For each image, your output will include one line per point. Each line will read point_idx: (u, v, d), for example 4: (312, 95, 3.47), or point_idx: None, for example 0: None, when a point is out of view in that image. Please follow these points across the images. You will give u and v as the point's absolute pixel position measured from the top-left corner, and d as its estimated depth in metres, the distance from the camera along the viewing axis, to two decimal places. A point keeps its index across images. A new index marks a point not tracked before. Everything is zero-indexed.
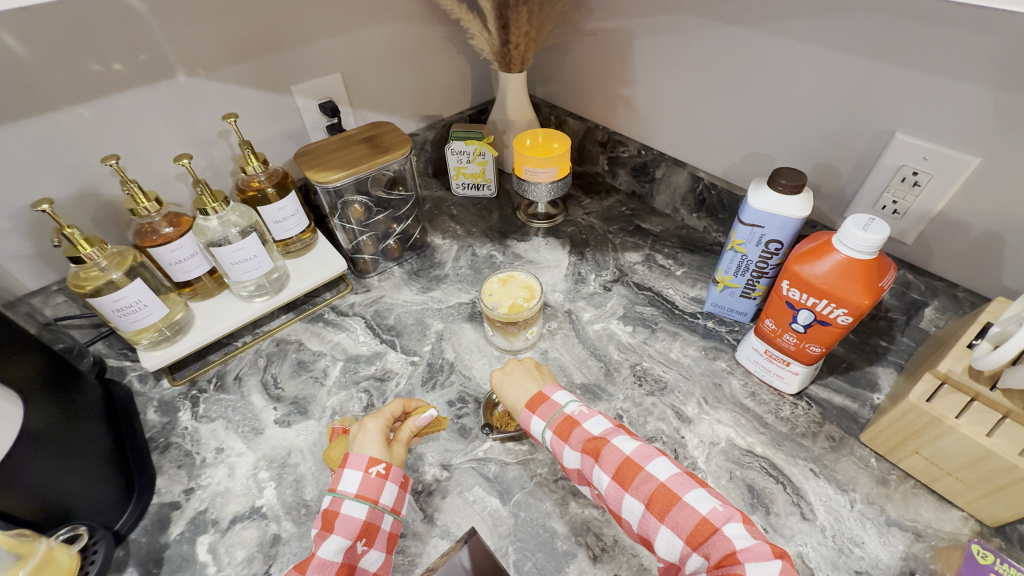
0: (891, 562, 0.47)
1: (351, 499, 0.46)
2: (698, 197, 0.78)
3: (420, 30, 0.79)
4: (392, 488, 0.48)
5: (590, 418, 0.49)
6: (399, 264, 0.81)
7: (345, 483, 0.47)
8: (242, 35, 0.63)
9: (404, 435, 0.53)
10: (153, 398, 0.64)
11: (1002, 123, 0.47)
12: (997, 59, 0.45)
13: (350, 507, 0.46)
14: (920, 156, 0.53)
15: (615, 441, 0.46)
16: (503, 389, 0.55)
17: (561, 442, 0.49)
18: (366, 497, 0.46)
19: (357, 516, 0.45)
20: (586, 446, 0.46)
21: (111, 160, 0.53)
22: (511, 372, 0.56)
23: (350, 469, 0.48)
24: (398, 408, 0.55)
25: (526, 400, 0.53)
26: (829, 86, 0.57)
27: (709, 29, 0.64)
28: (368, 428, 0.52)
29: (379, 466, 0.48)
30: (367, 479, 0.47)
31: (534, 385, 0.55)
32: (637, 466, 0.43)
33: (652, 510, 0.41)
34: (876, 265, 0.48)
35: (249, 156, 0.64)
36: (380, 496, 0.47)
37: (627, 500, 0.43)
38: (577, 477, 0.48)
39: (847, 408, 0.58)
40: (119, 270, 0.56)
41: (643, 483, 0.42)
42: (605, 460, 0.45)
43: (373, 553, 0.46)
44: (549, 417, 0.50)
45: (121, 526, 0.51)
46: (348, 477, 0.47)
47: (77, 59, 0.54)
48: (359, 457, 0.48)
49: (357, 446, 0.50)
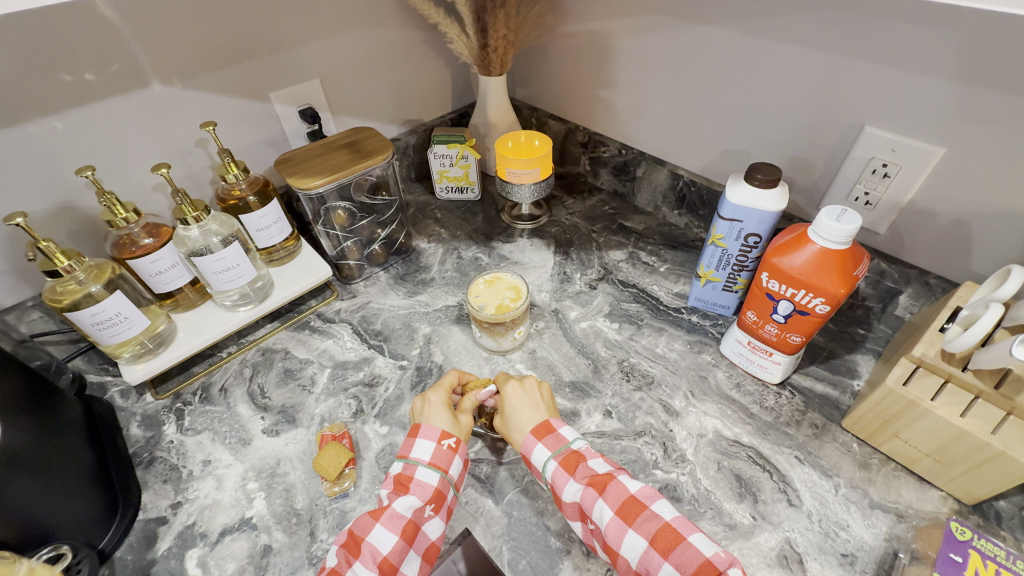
0: (875, 543, 0.48)
1: (425, 465, 0.49)
2: (678, 194, 0.79)
3: (398, 34, 0.80)
4: (459, 463, 0.50)
5: (594, 456, 0.50)
6: (384, 269, 0.81)
7: (418, 451, 0.50)
8: (219, 42, 0.63)
9: (468, 407, 0.56)
10: (136, 412, 0.63)
11: (964, 113, 0.49)
12: (958, 53, 0.47)
13: (423, 473, 0.48)
14: (888, 148, 0.55)
15: (622, 479, 0.47)
16: (512, 407, 0.54)
17: (564, 474, 0.48)
18: (438, 466, 0.49)
19: (430, 482, 0.48)
20: (592, 480, 0.47)
21: (86, 170, 0.52)
22: (528, 392, 0.55)
23: (423, 438, 0.50)
24: (455, 379, 0.58)
25: (532, 425, 0.52)
26: (799, 82, 0.59)
27: (683, 29, 0.65)
28: (433, 399, 0.54)
29: (450, 439, 0.51)
30: (440, 449, 0.50)
31: (544, 411, 0.54)
32: (642, 503, 0.44)
33: (654, 546, 0.42)
34: (850, 254, 0.49)
35: (229, 164, 0.63)
36: (449, 468, 0.49)
37: (629, 535, 0.43)
38: (571, 512, 0.47)
39: (828, 396, 0.60)
40: (98, 283, 0.55)
41: (647, 520, 0.43)
42: (610, 494, 0.45)
43: (436, 521, 0.47)
44: (555, 449, 0.50)
45: (107, 543, 0.50)
46: (422, 445, 0.50)
47: (47, 70, 0.53)
48: (432, 429, 0.51)
49: (425, 417, 0.52)
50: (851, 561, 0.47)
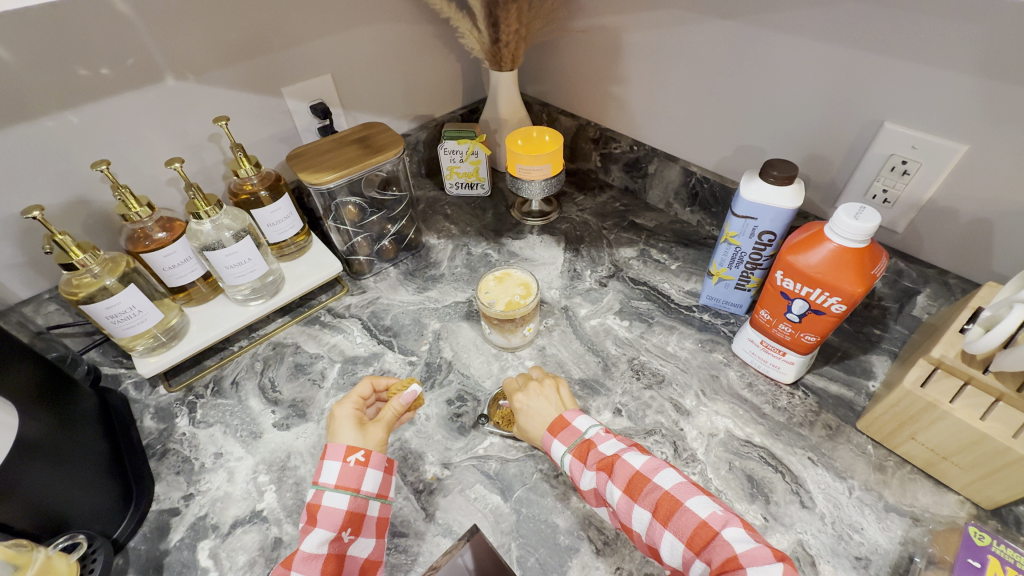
0: (890, 547, 0.48)
1: (332, 491, 0.45)
2: (691, 191, 0.79)
3: (409, 29, 0.79)
4: (374, 474, 0.47)
5: (606, 440, 0.49)
6: (394, 264, 0.81)
7: (325, 475, 0.46)
8: (232, 38, 0.63)
9: (386, 415, 0.52)
10: (149, 405, 0.64)
11: (988, 110, 0.48)
12: (983, 48, 0.46)
13: (331, 498, 0.45)
14: (909, 145, 0.54)
15: (627, 456, 0.46)
16: (524, 416, 0.54)
17: (579, 465, 0.48)
18: (346, 487, 0.46)
19: (339, 507, 0.45)
20: (601, 464, 0.47)
21: (102, 165, 0.52)
22: (536, 397, 0.55)
23: (328, 460, 0.47)
24: (369, 389, 0.55)
25: (547, 425, 0.52)
26: (817, 77, 0.57)
27: (698, 23, 0.64)
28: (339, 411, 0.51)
29: (358, 453, 0.47)
30: (346, 470, 0.46)
31: (555, 410, 0.53)
32: (644, 477, 0.44)
33: (656, 517, 0.42)
34: (869, 253, 0.48)
35: (242, 159, 0.64)
36: (361, 485, 0.46)
37: (635, 510, 0.43)
38: (593, 499, 0.47)
39: (843, 396, 0.59)
40: (112, 276, 0.56)
41: (649, 493, 0.43)
42: (617, 475, 0.45)
43: (362, 540, 0.46)
44: (570, 443, 0.50)
45: (121, 533, 0.51)
46: (326, 469, 0.46)
47: (64, 65, 0.54)
48: (338, 447, 0.47)
49: (332, 434, 0.49)
50: (864, 564, 0.47)
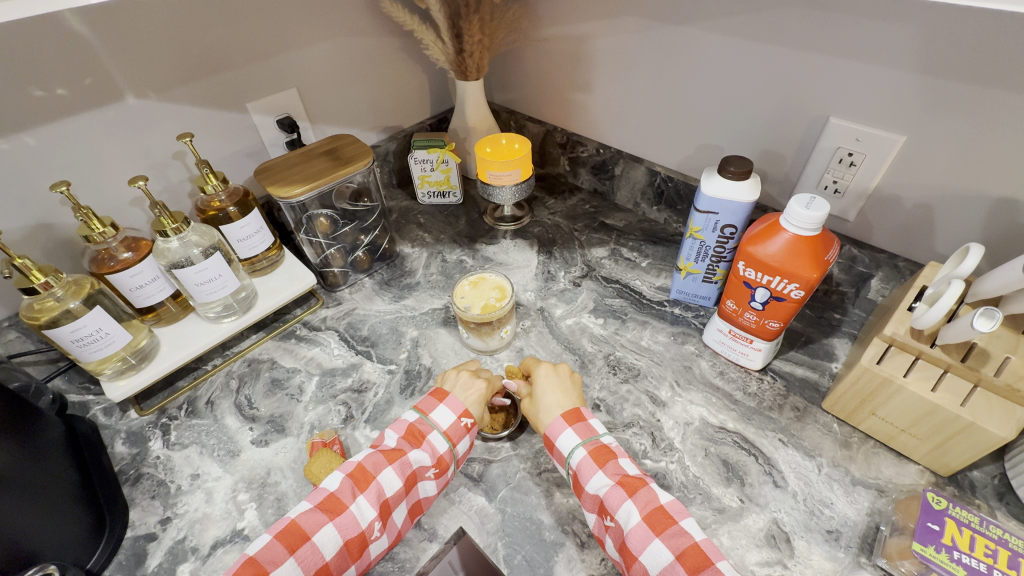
0: (858, 519, 0.50)
1: (439, 432, 0.52)
2: (656, 190, 0.81)
3: (373, 42, 0.80)
4: (468, 442, 0.53)
5: (624, 457, 0.50)
6: (370, 275, 0.81)
7: (439, 415, 0.53)
8: (195, 55, 0.63)
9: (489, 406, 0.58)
10: (120, 430, 0.62)
11: (921, 103, 0.52)
12: (912, 46, 0.49)
13: (436, 437, 0.52)
14: (852, 138, 0.57)
15: (654, 488, 0.46)
16: (544, 388, 0.56)
17: (592, 465, 0.49)
18: (449, 437, 0.52)
19: (440, 447, 0.51)
20: (623, 479, 0.47)
21: (62, 186, 0.51)
22: (558, 376, 0.57)
23: (447, 407, 0.53)
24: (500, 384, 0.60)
25: (564, 410, 0.54)
26: (766, 78, 0.61)
27: (654, 30, 0.67)
28: (480, 384, 0.57)
29: (469, 418, 0.54)
30: (456, 424, 0.53)
31: (576, 399, 0.55)
32: (671, 517, 0.44)
33: (681, 561, 0.41)
34: (821, 240, 0.51)
35: (208, 175, 0.63)
36: (458, 443, 0.52)
37: (653, 544, 0.42)
38: (591, 502, 0.47)
39: (808, 378, 0.62)
40: (76, 299, 0.54)
41: (674, 535, 0.42)
42: (639, 498, 0.45)
43: (431, 483, 0.50)
44: (584, 437, 0.51)
45: (95, 563, 0.49)
46: (443, 412, 0.53)
47: (18, 86, 0.53)
48: (457, 402, 0.54)
49: (455, 390, 0.56)
50: (836, 536, 0.49)
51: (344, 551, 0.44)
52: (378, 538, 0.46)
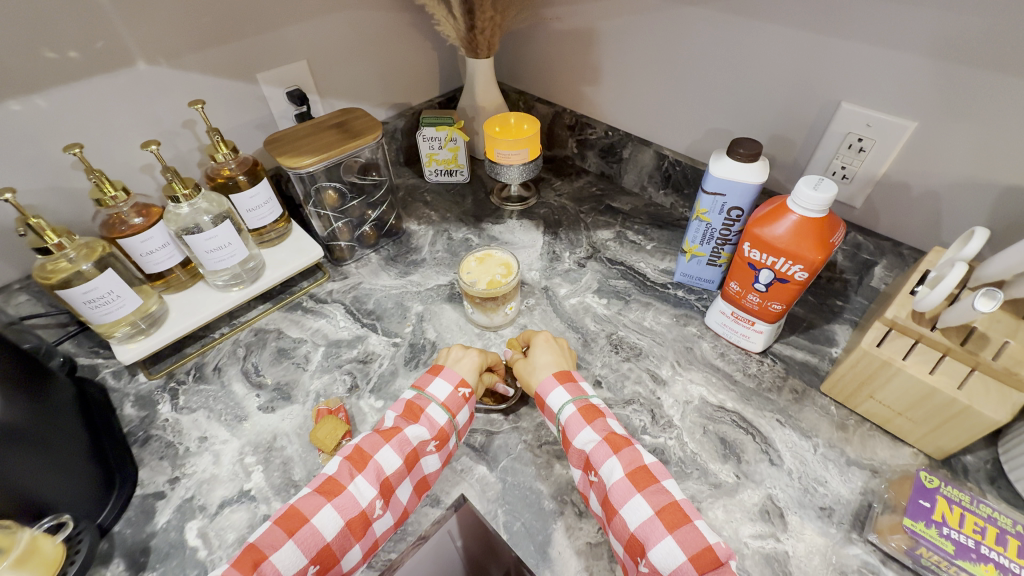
0: (851, 497, 0.51)
1: (437, 404, 0.53)
2: (664, 173, 0.81)
3: (384, 16, 0.79)
4: (467, 412, 0.54)
5: (612, 419, 0.51)
6: (376, 250, 0.81)
7: (436, 389, 0.54)
8: (206, 22, 0.63)
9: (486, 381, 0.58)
10: (129, 393, 0.63)
11: (933, 88, 0.52)
12: (927, 30, 0.49)
13: (434, 410, 0.52)
14: (863, 123, 0.57)
15: (639, 449, 0.47)
16: (540, 350, 0.58)
17: (581, 421, 0.50)
18: (448, 408, 0.53)
19: (439, 419, 0.52)
20: (608, 436, 0.48)
21: (75, 148, 0.51)
22: (554, 343, 0.59)
23: (443, 380, 0.55)
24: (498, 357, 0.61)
25: (555, 368, 0.55)
26: (779, 61, 0.61)
27: (668, 9, 0.67)
28: (470, 354, 0.58)
29: (465, 387, 0.55)
30: (453, 395, 0.54)
31: (568, 363, 0.57)
32: (654, 476, 0.45)
33: (660, 517, 0.42)
34: (827, 222, 0.51)
35: (219, 143, 0.63)
36: (458, 413, 0.53)
37: (635, 499, 0.43)
38: (577, 457, 0.49)
39: (808, 362, 0.62)
40: (88, 261, 0.55)
41: (656, 492, 0.43)
42: (624, 456, 0.46)
43: (434, 458, 0.51)
44: (574, 395, 0.52)
45: (106, 518, 0.51)
46: (440, 385, 0.54)
47: (30, 47, 0.53)
48: (453, 374, 0.55)
49: (450, 363, 0.57)
50: (828, 513, 0.50)
51: (345, 531, 0.44)
52: (380, 515, 0.46)
